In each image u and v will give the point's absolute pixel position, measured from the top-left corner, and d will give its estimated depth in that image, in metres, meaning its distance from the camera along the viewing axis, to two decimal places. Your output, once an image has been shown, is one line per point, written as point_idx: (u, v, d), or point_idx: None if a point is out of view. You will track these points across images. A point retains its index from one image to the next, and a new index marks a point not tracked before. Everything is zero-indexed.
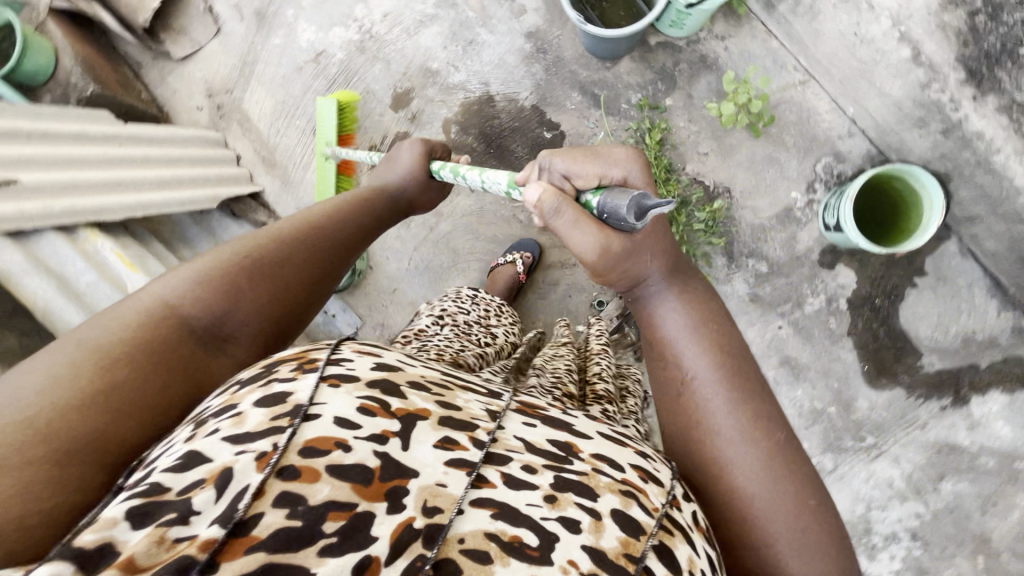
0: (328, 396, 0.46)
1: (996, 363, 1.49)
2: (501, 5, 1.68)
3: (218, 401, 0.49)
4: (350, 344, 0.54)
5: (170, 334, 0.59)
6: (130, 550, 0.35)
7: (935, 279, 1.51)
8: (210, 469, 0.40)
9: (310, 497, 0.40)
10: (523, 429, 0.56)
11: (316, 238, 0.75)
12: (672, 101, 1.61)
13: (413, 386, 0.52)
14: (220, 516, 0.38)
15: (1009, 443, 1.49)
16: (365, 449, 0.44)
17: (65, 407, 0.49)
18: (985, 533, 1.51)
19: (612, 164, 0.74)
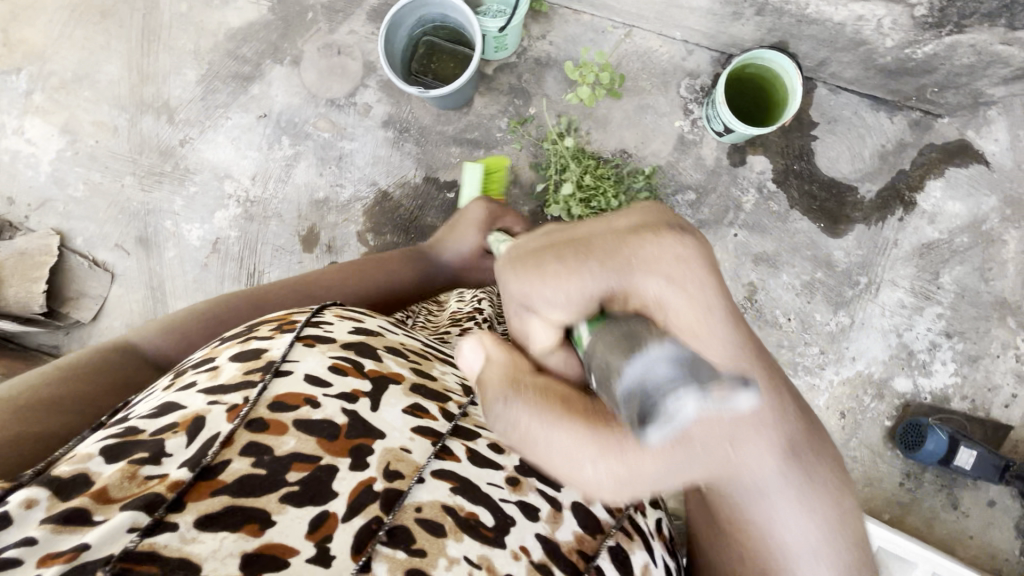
0: (302, 356, 0.73)
1: (916, 159, 1.62)
2: (349, 113, 1.75)
3: (201, 357, 0.78)
4: (332, 313, 0.85)
5: (128, 365, 0.91)
6: (102, 482, 0.59)
7: (827, 123, 1.64)
8: (184, 417, 0.65)
9: (276, 448, 0.65)
10: (489, 403, 0.87)
11: (297, 292, 1.10)
12: (535, 108, 1.70)
13: (386, 352, 0.81)
14: (190, 460, 0.62)
15: (968, 214, 1.61)
16: (333, 407, 0.70)
17: (45, 394, 0.79)
18: (999, 296, 1.61)
19: (596, 273, 0.61)
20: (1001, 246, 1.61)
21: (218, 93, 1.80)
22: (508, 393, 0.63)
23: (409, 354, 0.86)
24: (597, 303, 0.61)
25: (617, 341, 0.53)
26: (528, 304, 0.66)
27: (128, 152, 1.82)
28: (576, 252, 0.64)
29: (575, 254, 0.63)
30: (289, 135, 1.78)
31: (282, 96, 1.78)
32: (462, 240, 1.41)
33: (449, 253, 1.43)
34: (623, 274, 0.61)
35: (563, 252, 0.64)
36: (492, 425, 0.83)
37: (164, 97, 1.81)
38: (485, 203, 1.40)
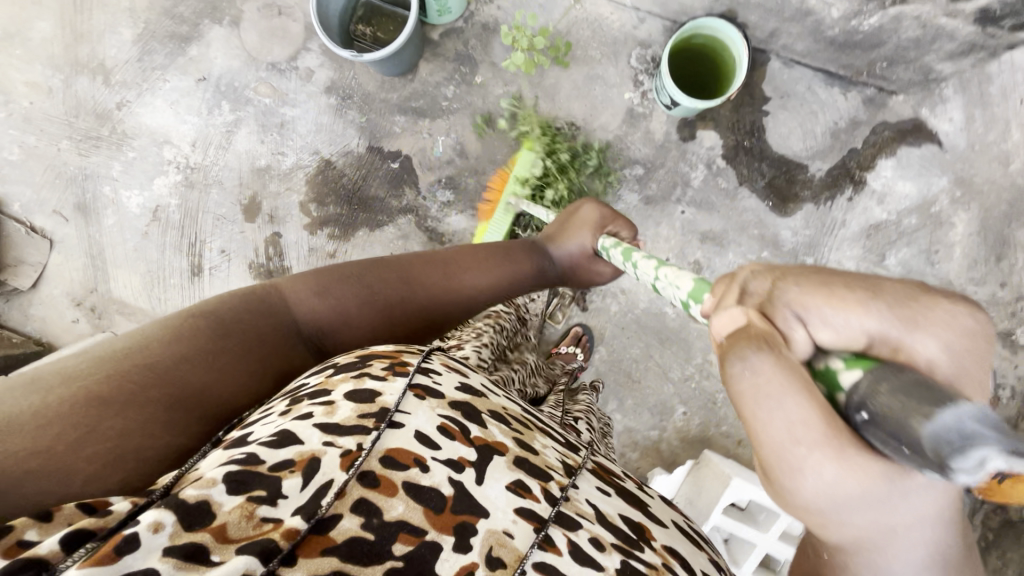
0: (415, 407, 0.61)
1: (869, 137, 1.59)
2: (290, 78, 1.69)
3: (313, 383, 0.65)
4: (439, 360, 0.72)
5: (275, 326, 0.78)
6: (221, 518, 0.48)
7: (780, 98, 1.59)
8: (301, 453, 0.54)
9: (385, 511, 0.54)
10: (596, 495, 0.68)
11: (430, 271, 0.98)
12: (482, 76, 1.65)
13: (492, 416, 0.67)
14: (304, 508, 0.51)
15: (917, 196, 1.59)
16: (441, 474, 0.58)
17: (171, 377, 0.64)
18: (945, 279, 1.59)
19: (883, 309, 0.50)
20: (949, 228, 1.58)
21: (155, 54, 1.73)
22: (764, 347, 0.50)
23: (512, 420, 0.70)
24: (868, 341, 0.50)
25: (899, 389, 0.44)
26: (789, 305, 0.53)
27: (64, 115, 1.76)
28: (873, 281, 0.52)
29: (854, 279, 0.53)
30: (228, 100, 1.72)
31: (221, 58, 1.71)
32: (569, 243, 1.23)
33: (558, 252, 1.22)
34: (921, 323, 0.49)
35: (833, 275, 0.54)
36: (600, 523, 0.64)
37: (99, 58, 1.74)
38: (600, 204, 1.23)
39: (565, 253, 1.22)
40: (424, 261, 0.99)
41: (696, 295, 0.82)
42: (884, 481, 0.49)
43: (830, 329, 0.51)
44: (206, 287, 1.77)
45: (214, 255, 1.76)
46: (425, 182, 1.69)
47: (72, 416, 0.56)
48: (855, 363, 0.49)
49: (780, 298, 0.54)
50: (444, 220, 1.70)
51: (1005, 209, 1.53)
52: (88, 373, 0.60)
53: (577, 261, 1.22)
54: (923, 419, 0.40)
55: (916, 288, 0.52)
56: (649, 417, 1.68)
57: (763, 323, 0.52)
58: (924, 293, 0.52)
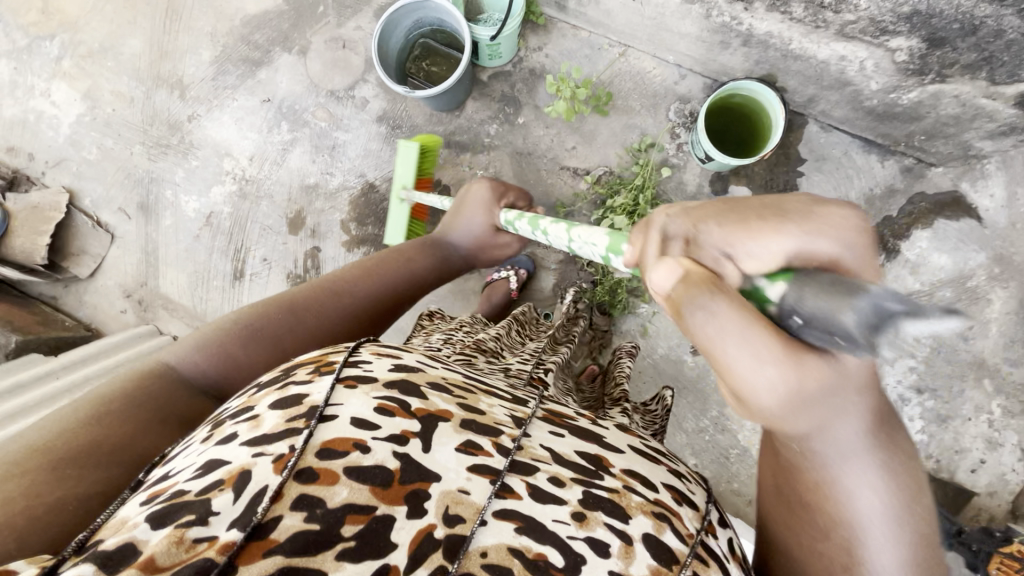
0: (346, 397, 0.59)
1: (905, 206, 1.59)
2: (346, 105, 1.82)
3: (237, 406, 0.63)
4: (368, 349, 0.69)
5: (164, 387, 0.76)
6: (148, 551, 0.45)
7: (816, 160, 1.61)
8: (228, 471, 0.52)
9: (327, 500, 0.51)
10: (549, 437, 0.68)
11: (335, 287, 1.01)
12: (524, 117, 1.73)
13: (432, 387, 0.65)
14: (237, 518, 0.49)
15: (952, 269, 1.56)
16: (384, 450, 0.56)
17: (67, 441, 0.62)
18: (978, 356, 1.55)
19: (794, 229, 0.53)
20: (986, 304, 1.55)
21: (228, 75, 1.88)
22: (708, 289, 0.51)
23: (453, 388, 0.68)
24: (788, 259, 0.53)
25: (823, 288, 0.47)
26: (713, 243, 0.58)
27: (141, 122, 1.92)
28: (775, 209, 0.56)
29: (755, 215, 0.56)
30: (288, 121, 1.85)
31: (286, 83, 1.85)
32: (461, 224, 1.38)
33: (455, 236, 1.37)
34: (825, 232, 0.53)
35: (740, 214, 0.57)
36: (556, 462, 0.64)
37: (179, 74, 1.91)
38: (485, 184, 1.36)
39: (462, 239, 1.38)
40: (311, 289, 0.98)
41: (615, 246, 0.85)
42: (830, 385, 0.51)
43: (752, 256, 0.55)
44: (245, 291, 1.87)
45: (256, 263, 1.87)
46: None
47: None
48: (777, 278, 0.53)
49: (703, 235, 0.59)
50: None
51: None
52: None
53: (478, 239, 1.38)
54: (846, 307, 0.44)
55: (804, 201, 0.57)
56: None
57: (699, 271, 0.54)
58: (815, 202, 0.56)
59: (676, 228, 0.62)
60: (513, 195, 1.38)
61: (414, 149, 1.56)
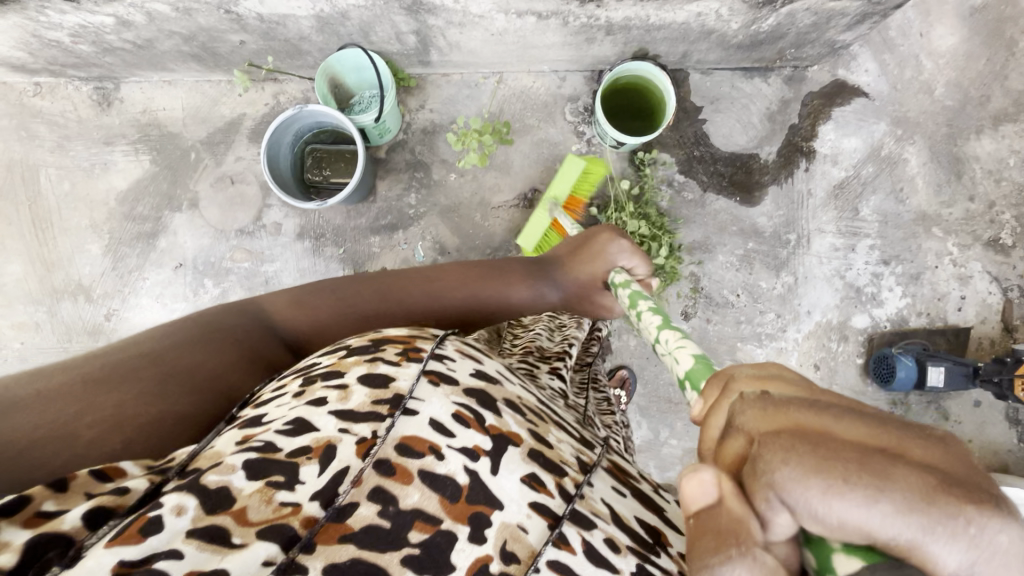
0: (429, 394, 0.66)
1: (802, 110, 1.68)
2: (261, 237, 1.75)
3: (326, 365, 0.71)
4: (454, 346, 0.77)
5: (258, 335, 0.90)
6: (241, 501, 0.54)
7: (711, 103, 1.69)
8: (318, 439, 0.60)
9: (401, 499, 0.58)
10: (609, 495, 0.72)
11: (422, 275, 1.09)
12: (437, 175, 1.72)
13: (506, 406, 0.72)
14: (322, 495, 0.57)
15: (864, 147, 1.68)
16: (456, 463, 0.62)
17: (167, 362, 0.77)
18: (919, 211, 1.68)
19: (887, 512, 0.37)
20: (903, 165, 1.68)
21: (127, 258, 1.77)
22: (734, 541, 0.42)
23: (527, 411, 0.75)
24: (867, 539, 0.38)
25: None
26: (773, 487, 0.41)
27: (57, 343, 1.78)
28: (878, 465, 0.38)
29: (852, 460, 0.39)
30: (210, 277, 1.76)
31: (191, 241, 1.76)
32: (575, 269, 1.20)
33: (563, 277, 1.20)
34: (940, 534, 0.36)
35: (830, 456, 0.39)
36: (613, 524, 0.67)
37: (76, 278, 1.77)
38: (616, 234, 1.18)
39: (568, 283, 1.20)
40: (406, 275, 1.08)
41: (696, 376, 0.74)
42: None
43: (820, 523, 0.39)
44: None
45: None
46: None
47: (78, 395, 0.67)
48: (853, 552, 0.39)
49: (772, 485, 0.41)
50: None
51: (946, 130, 1.67)
52: (101, 362, 0.73)
53: (577, 289, 1.21)
54: None
55: (926, 471, 0.38)
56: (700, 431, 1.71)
57: (738, 507, 0.43)
58: (935, 477, 0.38)
59: (746, 423, 0.46)
60: (642, 263, 1.18)
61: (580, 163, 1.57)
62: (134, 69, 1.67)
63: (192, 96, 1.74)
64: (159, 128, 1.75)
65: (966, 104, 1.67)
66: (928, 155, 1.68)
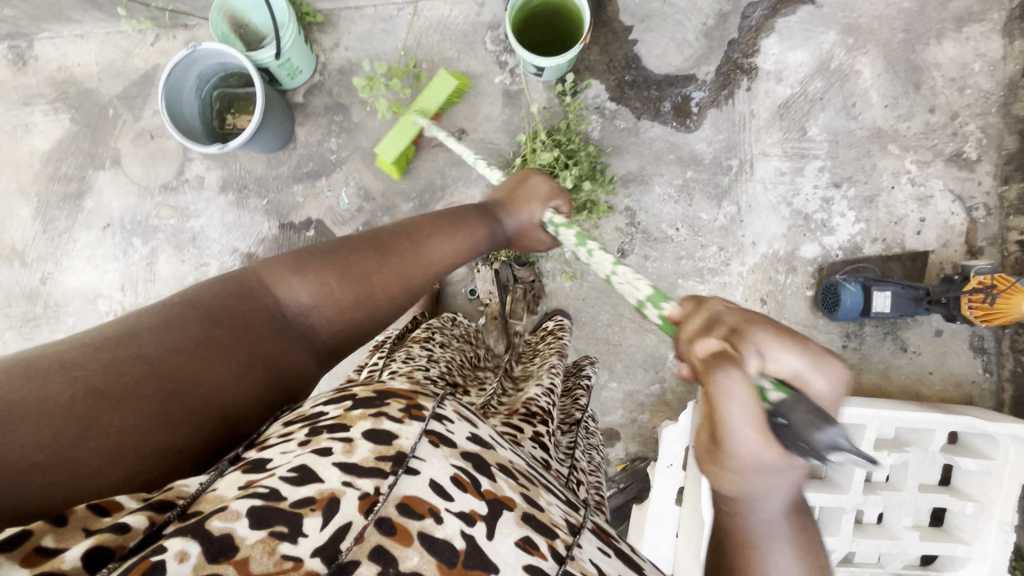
0: (428, 454, 0.52)
1: (743, 23, 1.55)
2: (185, 192, 1.71)
3: (331, 412, 0.55)
4: (452, 406, 0.62)
5: (257, 317, 0.63)
6: (244, 551, 0.39)
7: (642, 22, 1.57)
8: (321, 490, 0.45)
9: (400, 560, 0.43)
10: (599, 557, 0.56)
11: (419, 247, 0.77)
12: (357, 117, 1.65)
13: (500, 469, 0.57)
14: (322, 547, 0.42)
15: (812, 60, 1.54)
16: (455, 524, 0.47)
17: (170, 365, 0.54)
18: (874, 127, 1.54)
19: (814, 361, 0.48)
20: (857, 77, 1.54)
21: (57, 220, 1.76)
22: (726, 362, 0.46)
23: (519, 474, 0.59)
24: (803, 377, 0.48)
25: (813, 409, 0.44)
26: (755, 340, 0.48)
27: None
28: (802, 332, 0.50)
29: (797, 329, 0.50)
30: (138, 236, 1.74)
31: (117, 200, 1.73)
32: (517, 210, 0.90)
33: (509, 220, 0.90)
34: (835, 375, 0.49)
35: (787, 324, 0.49)
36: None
37: (9, 244, 1.77)
38: (544, 175, 0.94)
39: (517, 224, 0.90)
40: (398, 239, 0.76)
41: (655, 299, 0.64)
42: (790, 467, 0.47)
43: (776, 359, 0.47)
44: None
45: None
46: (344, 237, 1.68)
47: (67, 410, 0.47)
48: (780, 387, 0.47)
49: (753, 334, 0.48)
50: None
51: (903, 36, 1.52)
52: (84, 367, 0.50)
53: (521, 232, 0.91)
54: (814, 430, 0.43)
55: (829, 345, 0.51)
56: (644, 374, 1.63)
57: (732, 350, 0.47)
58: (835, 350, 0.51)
59: (728, 314, 0.51)
60: (557, 197, 0.92)
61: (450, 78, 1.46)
62: (40, 22, 1.63)
63: (105, 49, 1.69)
64: (75, 85, 1.71)
65: (925, 6, 1.51)
66: (884, 65, 1.53)
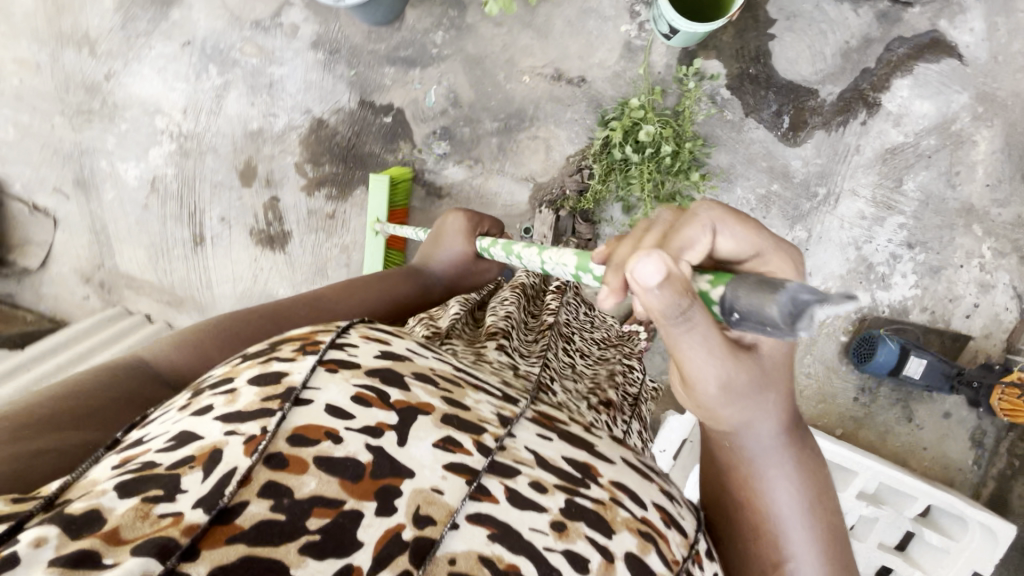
0: (324, 380, 0.41)
1: (883, 55, 1.49)
2: (275, 35, 1.65)
3: (220, 371, 0.45)
4: (358, 329, 0.49)
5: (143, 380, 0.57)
6: (114, 523, 0.31)
7: (787, 19, 1.50)
8: (199, 446, 0.36)
9: (295, 490, 0.35)
10: (537, 440, 0.48)
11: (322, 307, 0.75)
12: (471, 18, 1.58)
13: (416, 376, 0.46)
14: (205, 499, 0.33)
15: (936, 115, 1.50)
16: (357, 441, 0.38)
17: (29, 412, 0.47)
18: (967, 202, 1.52)
19: (762, 238, 0.50)
20: (972, 147, 1.51)
21: (137, 20, 1.68)
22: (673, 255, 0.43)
23: (441, 373, 0.49)
24: (750, 255, 0.50)
25: (752, 285, 0.41)
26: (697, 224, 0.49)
27: (53, 89, 1.73)
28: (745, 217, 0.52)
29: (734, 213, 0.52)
30: (215, 64, 1.68)
31: (204, 20, 1.67)
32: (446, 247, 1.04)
33: (438, 264, 1.03)
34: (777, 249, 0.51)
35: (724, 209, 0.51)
36: (540, 467, 0.45)
37: (83, 28, 1.70)
38: (462, 211, 1.05)
39: (442, 270, 1.02)
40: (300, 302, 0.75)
41: (583, 267, 0.69)
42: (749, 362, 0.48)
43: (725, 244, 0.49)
44: (209, 255, 1.77)
45: (214, 224, 1.75)
46: (419, 134, 1.65)
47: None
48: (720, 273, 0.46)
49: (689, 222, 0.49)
50: (441, 172, 1.66)
51: None
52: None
53: (455, 267, 1.03)
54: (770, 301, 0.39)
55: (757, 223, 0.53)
56: (659, 362, 1.65)
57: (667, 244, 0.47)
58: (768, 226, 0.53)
59: (657, 215, 0.52)
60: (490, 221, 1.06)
61: (388, 180, 1.53)
62: None
63: None
64: None
65: None
66: (1003, 144, 1.50)
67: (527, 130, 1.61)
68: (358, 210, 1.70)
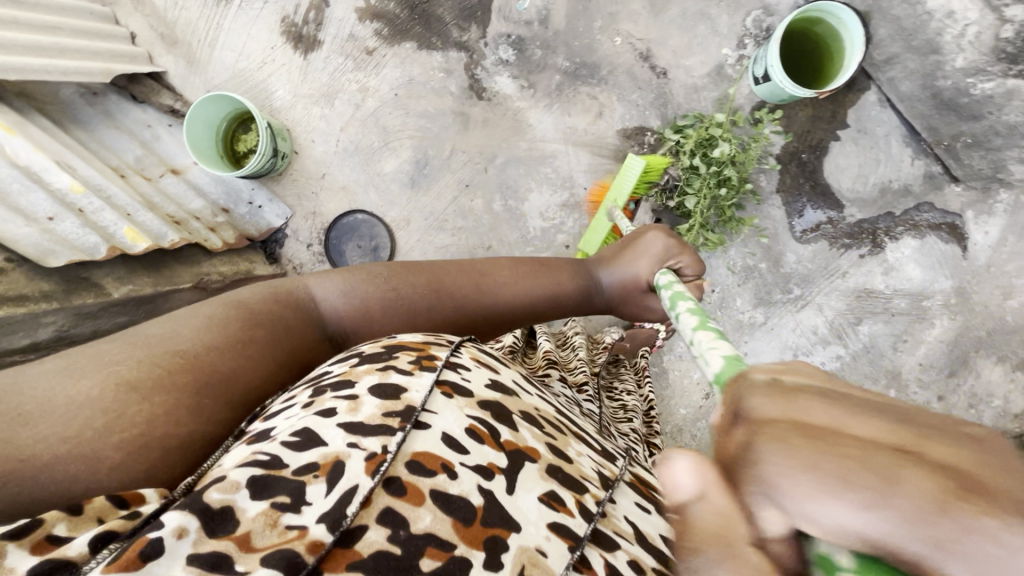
0: (441, 407, 0.51)
1: (909, 210, 1.57)
2: None
3: (337, 373, 0.55)
4: (470, 354, 0.61)
5: (297, 317, 0.70)
6: (245, 526, 0.40)
7: (857, 131, 1.56)
8: (324, 455, 0.45)
9: (411, 523, 0.43)
10: (634, 509, 0.58)
11: (470, 293, 0.83)
12: None
13: (522, 417, 0.56)
14: (329, 513, 0.42)
15: (919, 284, 1.59)
16: (470, 480, 0.47)
17: (194, 354, 0.57)
18: (896, 368, 1.62)
19: (898, 517, 0.26)
20: (928, 327, 1.60)
21: None
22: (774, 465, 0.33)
23: (544, 423, 0.59)
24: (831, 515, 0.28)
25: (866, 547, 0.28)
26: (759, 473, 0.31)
27: None
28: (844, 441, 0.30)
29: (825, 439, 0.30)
30: None
31: None
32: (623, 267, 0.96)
33: (608, 276, 0.97)
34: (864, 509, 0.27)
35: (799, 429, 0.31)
36: (637, 544, 0.54)
37: None
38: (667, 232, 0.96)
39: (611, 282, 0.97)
40: (460, 272, 0.83)
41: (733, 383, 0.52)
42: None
43: (810, 528, 0.28)
44: (229, 16, 1.63)
45: None
46: (494, 27, 1.58)
47: (100, 403, 0.49)
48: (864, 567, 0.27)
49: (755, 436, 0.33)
50: (492, 75, 1.60)
51: (981, 334, 1.56)
52: (125, 361, 0.53)
53: (624, 287, 0.96)
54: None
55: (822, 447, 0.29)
56: None
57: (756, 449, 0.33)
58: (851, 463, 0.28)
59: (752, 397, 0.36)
60: (688, 258, 0.94)
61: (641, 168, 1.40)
62: None
63: None
64: None
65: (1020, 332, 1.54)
66: (953, 338, 1.59)
67: (590, 86, 1.59)
68: (397, 61, 1.61)
